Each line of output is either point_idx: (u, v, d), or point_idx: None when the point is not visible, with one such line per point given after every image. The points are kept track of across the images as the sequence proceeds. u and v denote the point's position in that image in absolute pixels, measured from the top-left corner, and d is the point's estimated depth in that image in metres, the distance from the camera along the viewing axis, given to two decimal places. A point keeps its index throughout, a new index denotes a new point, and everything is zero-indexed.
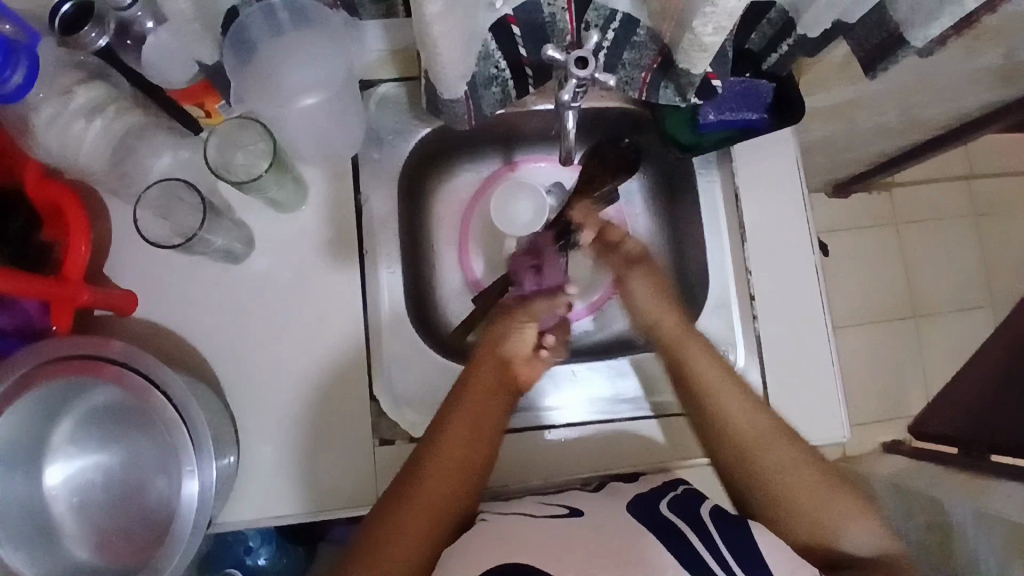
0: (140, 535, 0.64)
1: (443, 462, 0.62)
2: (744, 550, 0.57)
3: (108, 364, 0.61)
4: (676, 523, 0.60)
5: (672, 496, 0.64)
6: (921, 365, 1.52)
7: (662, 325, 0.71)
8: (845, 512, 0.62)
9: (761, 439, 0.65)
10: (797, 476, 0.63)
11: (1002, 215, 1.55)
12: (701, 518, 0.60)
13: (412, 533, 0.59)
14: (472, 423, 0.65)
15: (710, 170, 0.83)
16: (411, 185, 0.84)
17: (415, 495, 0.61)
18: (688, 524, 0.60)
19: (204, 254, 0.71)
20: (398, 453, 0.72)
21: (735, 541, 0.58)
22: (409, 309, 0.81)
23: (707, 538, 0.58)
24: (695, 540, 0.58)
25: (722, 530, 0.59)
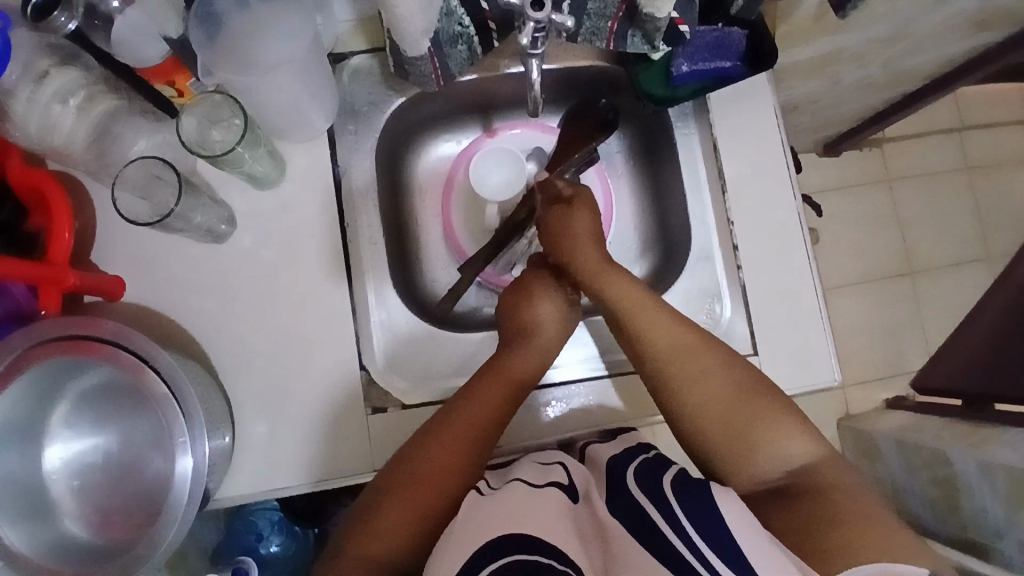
0: (139, 510, 0.66)
1: (426, 451, 0.63)
2: (717, 532, 0.55)
3: (101, 344, 0.63)
4: (636, 497, 0.60)
5: (638, 465, 0.64)
6: (919, 317, 1.54)
7: (583, 260, 0.73)
8: (772, 431, 0.63)
9: (694, 367, 0.66)
10: (733, 403, 0.64)
11: (992, 166, 1.60)
12: (663, 492, 0.59)
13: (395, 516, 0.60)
14: (491, 412, 0.67)
15: (687, 123, 0.81)
16: (389, 156, 0.84)
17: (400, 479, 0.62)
18: (646, 496, 0.59)
19: (186, 235, 0.72)
20: (389, 419, 0.73)
21: (701, 517, 0.56)
22: (395, 279, 0.82)
23: (668, 510, 0.57)
24: (657, 517, 0.57)
25: (683, 497, 0.58)
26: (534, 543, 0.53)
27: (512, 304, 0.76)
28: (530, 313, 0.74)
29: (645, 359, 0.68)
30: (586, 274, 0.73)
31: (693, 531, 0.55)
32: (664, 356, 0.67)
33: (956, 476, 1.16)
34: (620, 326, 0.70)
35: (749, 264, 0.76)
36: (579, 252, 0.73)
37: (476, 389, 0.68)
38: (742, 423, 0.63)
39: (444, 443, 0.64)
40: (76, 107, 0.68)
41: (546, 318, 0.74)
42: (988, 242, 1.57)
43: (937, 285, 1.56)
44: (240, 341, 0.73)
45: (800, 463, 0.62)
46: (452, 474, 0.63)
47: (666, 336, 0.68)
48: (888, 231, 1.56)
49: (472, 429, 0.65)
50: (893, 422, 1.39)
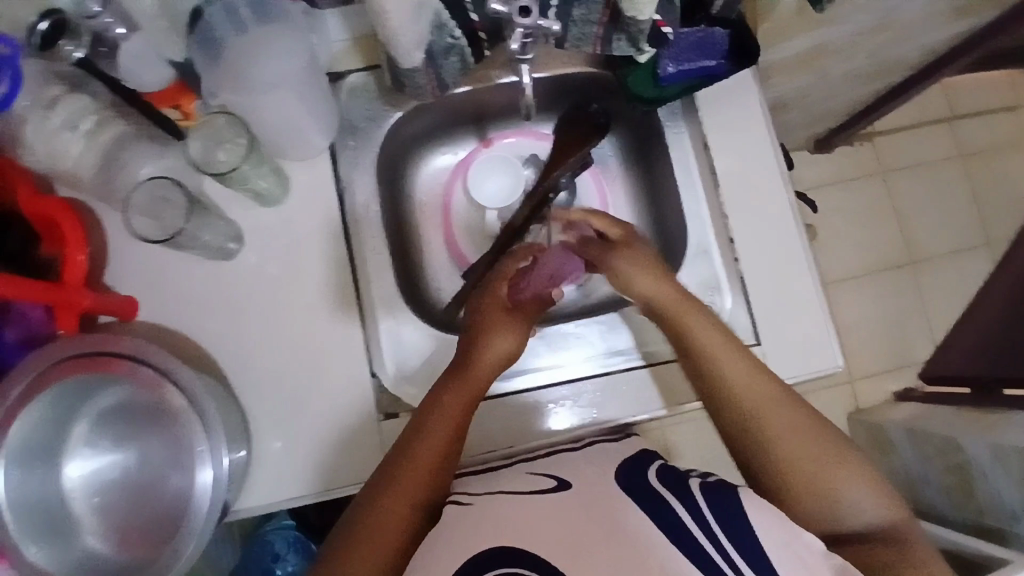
0: (158, 525, 0.68)
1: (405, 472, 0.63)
2: (734, 522, 0.56)
3: (121, 361, 0.66)
4: (663, 496, 0.59)
5: (657, 469, 0.64)
6: (923, 308, 1.55)
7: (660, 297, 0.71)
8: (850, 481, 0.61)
9: (768, 406, 0.64)
10: (814, 443, 0.63)
11: (983, 154, 1.61)
12: (687, 486, 0.60)
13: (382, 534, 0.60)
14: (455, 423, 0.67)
15: (676, 122, 0.83)
16: (389, 169, 0.86)
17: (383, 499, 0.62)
18: (671, 491, 0.60)
19: (194, 254, 0.75)
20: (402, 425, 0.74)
21: (720, 508, 0.57)
22: (401, 288, 0.84)
23: (694, 508, 0.57)
24: (676, 505, 0.58)
25: (710, 498, 0.58)
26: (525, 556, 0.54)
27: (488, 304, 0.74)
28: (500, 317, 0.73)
29: (725, 399, 0.66)
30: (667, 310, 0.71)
31: (718, 528, 0.56)
32: (751, 395, 0.65)
33: (968, 462, 1.16)
34: (697, 364, 0.68)
35: (746, 256, 0.78)
36: (655, 289, 0.71)
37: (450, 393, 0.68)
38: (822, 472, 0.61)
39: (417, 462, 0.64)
40: (84, 132, 0.71)
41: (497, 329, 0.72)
42: (986, 229, 1.59)
43: (938, 274, 1.57)
44: (251, 354, 0.75)
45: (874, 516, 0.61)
46: (439, 482, 0.64)
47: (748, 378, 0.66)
48: (885, 223, 1.58)
49: (450, 435, 0.66)
50: (902, 412, 1.39)
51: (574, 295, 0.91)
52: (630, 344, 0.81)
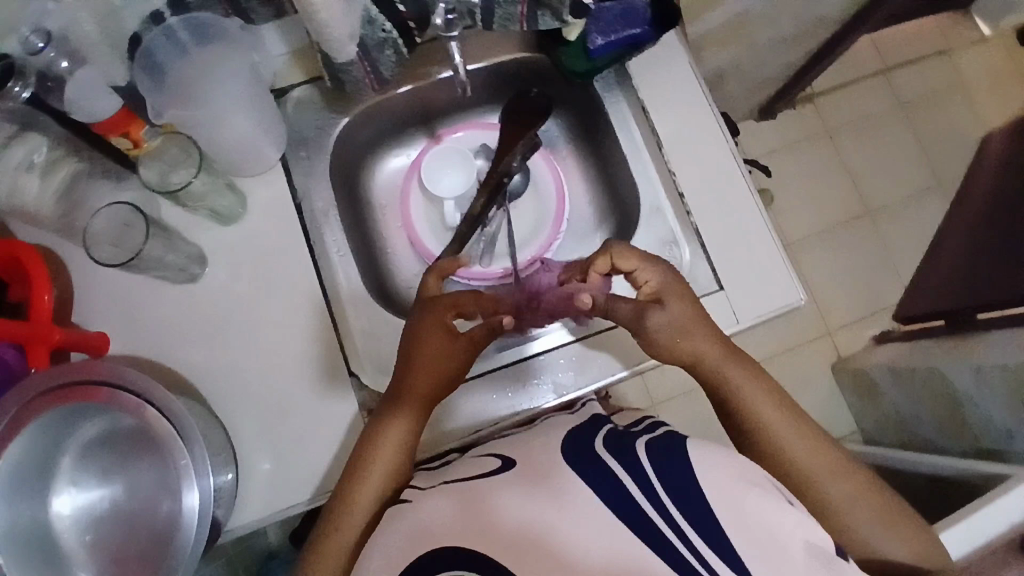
0: (147, 558, 0.65)
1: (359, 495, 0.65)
2: (681, 487, 0.53)
3: (102, 388, 0.64)
4: (603, 461, 0.56)
5: (605, 433, 0.62)
6: (886, 254, 1.59)
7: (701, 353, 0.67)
8: (884, 527, 0.63)
9: (810, 456, 0.64)
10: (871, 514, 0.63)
11: (920, 101, 1.68)
12: (634, 450, 0.58)
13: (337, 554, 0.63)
14: (403, 440, 0.67)
15: (613, 93, 0.86)
16: (344, 176, 0.88)
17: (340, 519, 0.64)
18: (615, 457, 0.57)
19: (163, 278, 0.75)
20: None
21: (670, 474, 0.54)
22: (369, 288, 0.84)
23: (637, 470, 0.55)
24: (616, 467, 0.55)
25: (654, 456, 0.56)
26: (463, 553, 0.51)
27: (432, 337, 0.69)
28: (446, 347, 0.68)
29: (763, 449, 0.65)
30: (730, 398, 0.67)
31: (663, 493, 0.53)
32: (814, 474, 0.63)
33: (954, 391, 1.18)
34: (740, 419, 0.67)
35: (698, 209, 0.81)
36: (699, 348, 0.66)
37: (401, 415, 0.68)
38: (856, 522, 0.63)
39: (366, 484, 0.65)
40: (39, 170, 0.73)
41: (434, 351, 0.68)
42: (934, 171, 1.65)
43: (897, 219, 1.62)
44: (231, 371, 0.75)
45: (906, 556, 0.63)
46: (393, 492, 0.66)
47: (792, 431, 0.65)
48: (838, 178, 1.63)
49: (393, 457, 0.67)
50: (883, 355, 1.42)
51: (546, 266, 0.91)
52: None
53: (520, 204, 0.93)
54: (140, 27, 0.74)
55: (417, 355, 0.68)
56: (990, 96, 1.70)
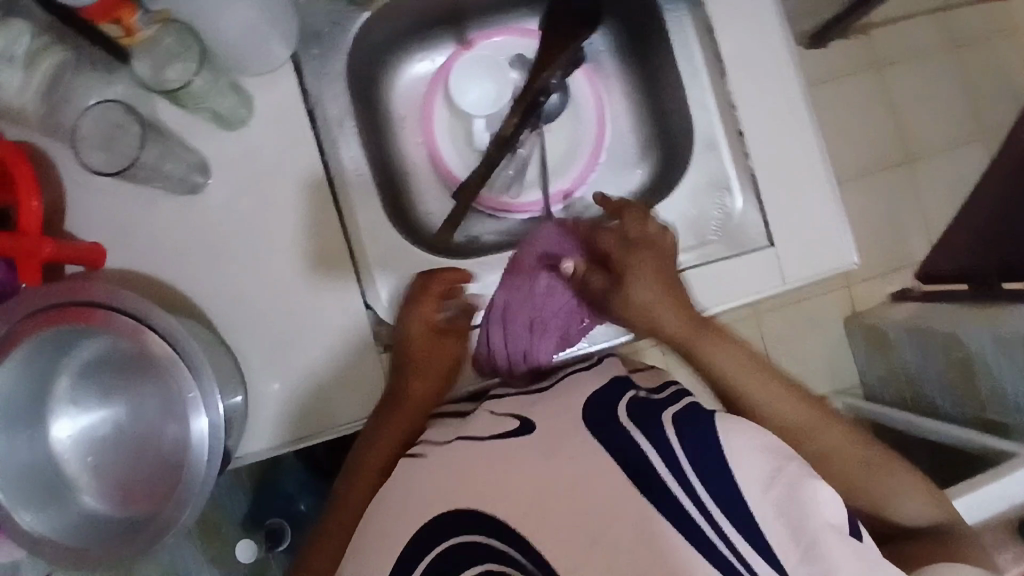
0: (154, 481, 0.62)
1: (370, 460, 0.68)
2: (715, 469, 0.49)
3: (95, 310, 0.58)
4: (630, 432, 0.51)
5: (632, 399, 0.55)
6: (919, 207, 1.52)
7: (670, 331, 0.66)
8: (900, 492, 0.63)
9: (806, 432, 0.63)
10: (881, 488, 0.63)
11: (980, 43, 1.55)
12: (661, 420, 0.52)
13: (352, 509, 0.67)
14: (403, 427, 0.67)
15: (676, 5, 0.75)
16: (363, 80, 0.78)
17: (356, 481, 0.68)
18: (639, 426, 0.52)
19: (160, 188, 0.67)
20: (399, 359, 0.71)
21: (702, 455, 0.49)
22: (387, 209, 0.76)
23: (665, 445, 0.50)
24: (642, 440, 0.50)
25: (684, 432, 0.51)
26: (480, 520, 0.50)
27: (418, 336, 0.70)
28: (428, 344, 0.70)
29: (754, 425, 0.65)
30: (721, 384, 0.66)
31: (695, 479, 0.48)
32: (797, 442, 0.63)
33: (972, 357, 1.16)
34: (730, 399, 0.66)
35: (757, 150, 0.73)
36: (664, 323, 0.66)
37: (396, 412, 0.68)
38: (868, 487, 0.63)
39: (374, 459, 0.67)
40: (22, 61, 0.63)
41: (417, 342, 0.69)
42: (984, 122, 1.54)
43: (937, 171, 1.53)
44: (234, 293, 0.68)
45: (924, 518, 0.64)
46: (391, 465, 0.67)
47: (779, 407, 0.64)
48: (882, 121, 1.52)
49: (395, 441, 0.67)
50: (901, 312, 1.38)
51: (578, 204, 0.83)
52: None
53: (555, 125, 0.84)
54: None
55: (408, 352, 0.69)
56: None
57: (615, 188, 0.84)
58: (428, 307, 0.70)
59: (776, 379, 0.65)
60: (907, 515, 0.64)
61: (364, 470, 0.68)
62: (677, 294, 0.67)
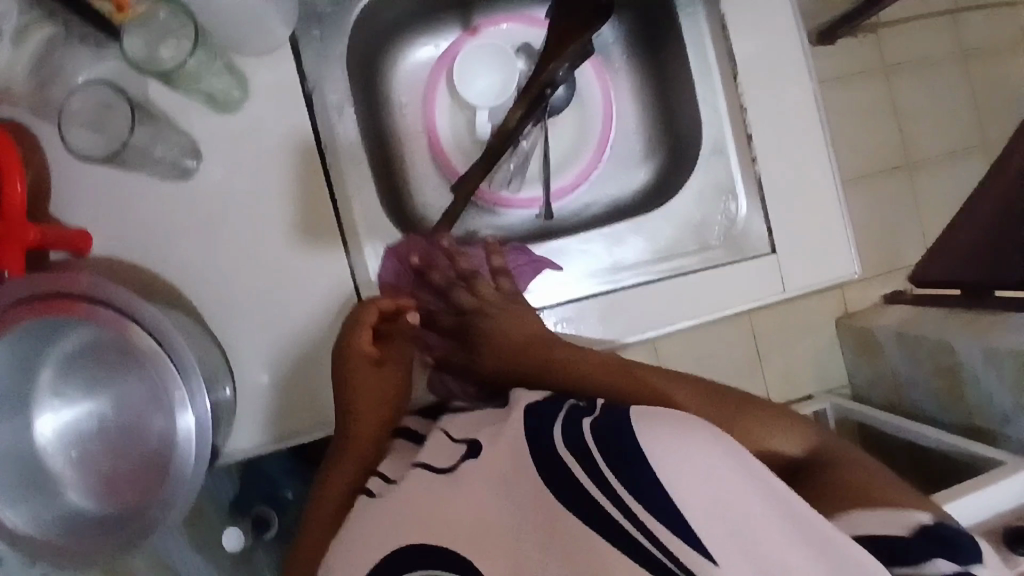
0: (141, 476, 0.61)
1: (331, 486, 0.63)
2: (643, 481, 0.42)
3: (80, 302, 0.58)
4: (558, 454, 0.46)
5: (564, 421, 0.48)
6: (916, 212, 1.51)
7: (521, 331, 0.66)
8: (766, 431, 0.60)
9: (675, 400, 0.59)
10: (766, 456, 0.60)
11: (987, 48, 1.54)
12: (583, 437, 0.46)
13: (319, 535, 0.61)
14: (361, 454, 0.63)
15: (691, 1, 0.72)
16: (364, 63, 0.75)
17: (318, 508, 0.63)
18: (571, 450, 0.45)
19: (152, 173, 0.65)
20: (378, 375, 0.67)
21: (632, 473, 0.42)
22: (383, 199, 0.74)
23: (593, 467, 0.44)
24: (577, 470, 0.44)
25: (610, 447, 0.44)
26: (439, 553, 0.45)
27: (355, 362, 0.66)
28: (367, 371, 0.66)
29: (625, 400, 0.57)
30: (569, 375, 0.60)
31: (623, 491, 0.42)
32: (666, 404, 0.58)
33: (960, 366, 1.17)
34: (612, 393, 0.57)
35: (765, 155, 0.72)
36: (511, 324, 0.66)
37: (351, 442, 0.64)
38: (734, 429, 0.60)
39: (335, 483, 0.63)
40: (9, 37, 0.61)
41: (356, 370, 0.65)
42: (984, 129, 1.54)
43: (935, 175, 1.52)
44: (224, 282, 0.67)
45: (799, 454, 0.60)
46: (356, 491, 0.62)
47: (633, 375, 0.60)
48: (886, 123, 1.50)
49: (355, 466, 0.63)
50: (892, 316, 1.39)
51: (578, 203, 0.82)
52: (640, 258, 0.73)
53: (559, 119, 0.82)
54: None
55: (347, 382, 0.66)
56: None
57: (619, 185, 0.82)
58: (361, 331, 0.65)
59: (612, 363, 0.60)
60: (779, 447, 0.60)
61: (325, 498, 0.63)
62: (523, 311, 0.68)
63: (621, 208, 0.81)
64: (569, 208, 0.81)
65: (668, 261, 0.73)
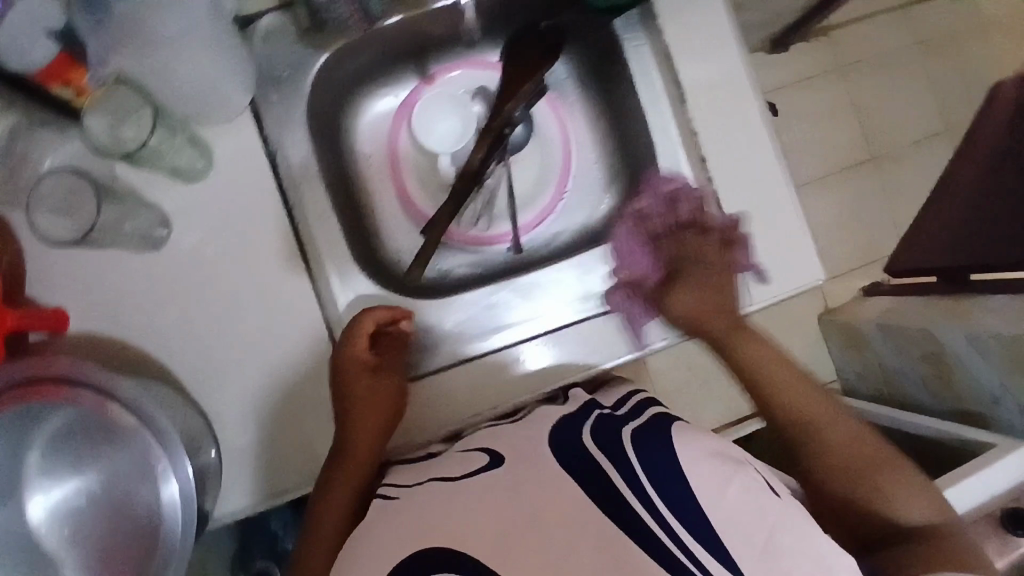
0: (128, 551, 0.61)
1: (333, 500, 0.68)
2: (664, 473, 0.54)
3: (61, 385, 0.59)
4: (588, 450, 0.57)
5: (595, 421, 0.61)
6: (885, 203, 1.54)
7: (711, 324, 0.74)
8: (903, 493, 0.67)
9: (837, 429, 0.70)
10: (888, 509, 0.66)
11: (938, 39, 1.58)
12: (620, 441, 0.57)
13: (322, 546, 0.66)
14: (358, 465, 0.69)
15: (635, 33, 0.75)
16: (325, 121, 0.77)
17: (317, 522, 0.68)
18: (600, 449, 0.57)
19: (121, 249, 0.66)
20: (372, 386, 0.70)
21: (652, 461, 0.55)
22: (355, 252, 0.75)
23: (623, 464, 0.55)
24: (607, 465, 0.55)
25: (639, 444, 0.56)
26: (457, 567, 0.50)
27: (353, 373, 0.69)
28: (365, 381, 0.70)
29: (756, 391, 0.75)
30: (750, 374, 0.75)
31: (645, 481, 0.53)
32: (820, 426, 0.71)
33: (944, 353, 1.18)
34: (761, 397, 0.74)
35: (721, 174, 0.73)
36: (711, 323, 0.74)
37: (349, 452, 0.68)
38: (869, 477, 0.67)
39: (339, 496, 0.67)
40: None
41: (354, 380, 0.69)
42: (944, 117, 1.58)
43: (901, 166, 1.56)
44: (202, 348, 0.68)
45: (926, 525, 0.66)
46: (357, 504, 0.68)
47: (802, 397, 0.72)
48: (848, 120, 1.54)
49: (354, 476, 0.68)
50: (873, 307, 1.40)
51: (544, 235, 0.84)
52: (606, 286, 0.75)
53: (522, 156, 0.84)
54: None
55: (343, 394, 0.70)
56: (1008, 37, 1.61)
57: (585, 214, 0.85)
58: (359, 344, 0.69)
59: (800, 378, 0.74)
60: (909, 515, 0.66)
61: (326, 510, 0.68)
62: (704, 277, 0.75)
63: (587, 236, 0.83)
64: (536, 242, 0.84)
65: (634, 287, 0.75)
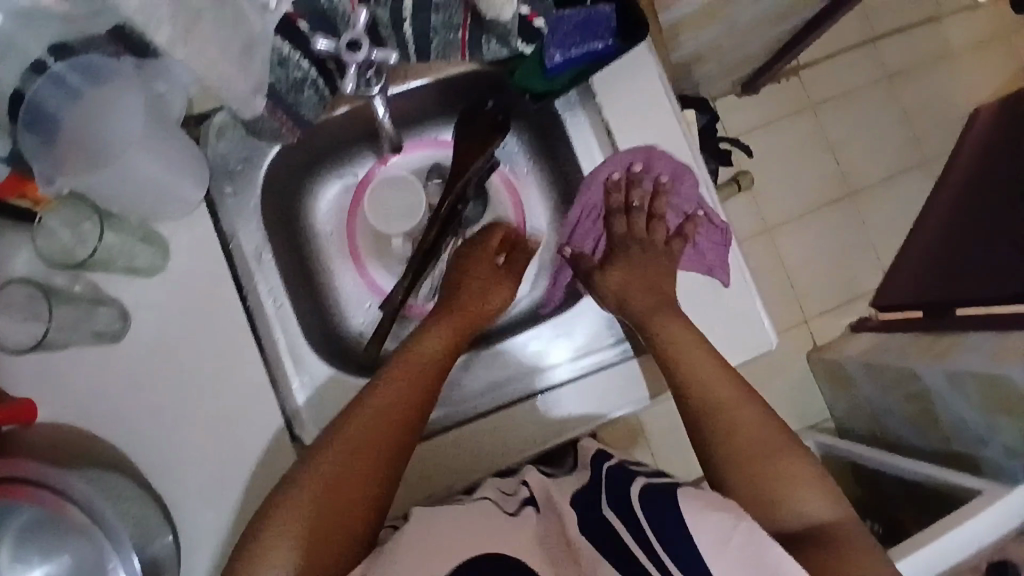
0: None
1: (389, 395, 0.68)
2: (674, 535, 0.58)
3: (25, 485, 0.57)
4: (605, 513, 0.62)
5: (614, 472, 0.67)
6: (865, 238, 1.54)
7: (633, 304, 0.74)
8: (800, 491, 0.67)
9: (747, 420, 0.70)
10: (788, 507, 0.66)
11: (908, 73, 1.60)
12: (630, 502, 0.62)
13: (333, 463, 0.64)
14: (431, 371, 0.71)
15: (574, 111, 0.78)
16: (282, 206, 0.80)
17: (359, 417, 0.66)
18: (617, 514, 0.62)
19: (79, 344, 0.68)
20: (488, 285, 0.78)
21: (661, 522, 0.59)
22: (309, 334, 0.78)
23: (634, 525, 0.60)
24: (623, 531, 0.60)
25: (648, 502, 0.61)
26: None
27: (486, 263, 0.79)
28: (487, 273, 0.78)
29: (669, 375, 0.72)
30: (668, 362, 0.72)
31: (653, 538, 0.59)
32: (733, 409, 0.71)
33: (927, 392, 1.16)
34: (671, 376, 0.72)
35: None
36: (658, 309, 0.73)
37: (438, 337, 0.73)
38: (765, 470, 0.68)
39: (391, 402, 0.67)
40: None
41: (477, 272, 0.78)
42: (918, 150, 1.58)
43: (879, 201, 1.56)
44: (161, 439, 0.69)
45: (817, 523, 0.66)
46: (412, 415, 0.68)
47: (723, 385, 0.71)
48: (822, 158, 1.55)
49: (428, 372, 0.70)
50: (857, 345, 1.40)
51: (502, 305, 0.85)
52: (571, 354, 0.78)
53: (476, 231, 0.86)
54: (18, 81, 0.59)
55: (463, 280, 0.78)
56: (979, 66, 1.62)
57: (540, 286, 0.85)
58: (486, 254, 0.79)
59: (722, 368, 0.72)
60: (805, 511, 0.66)
61: (377, 400, 0.67)
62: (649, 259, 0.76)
63: (544, 307, 0.84)
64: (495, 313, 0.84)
65: (587, 359, 0.78)
